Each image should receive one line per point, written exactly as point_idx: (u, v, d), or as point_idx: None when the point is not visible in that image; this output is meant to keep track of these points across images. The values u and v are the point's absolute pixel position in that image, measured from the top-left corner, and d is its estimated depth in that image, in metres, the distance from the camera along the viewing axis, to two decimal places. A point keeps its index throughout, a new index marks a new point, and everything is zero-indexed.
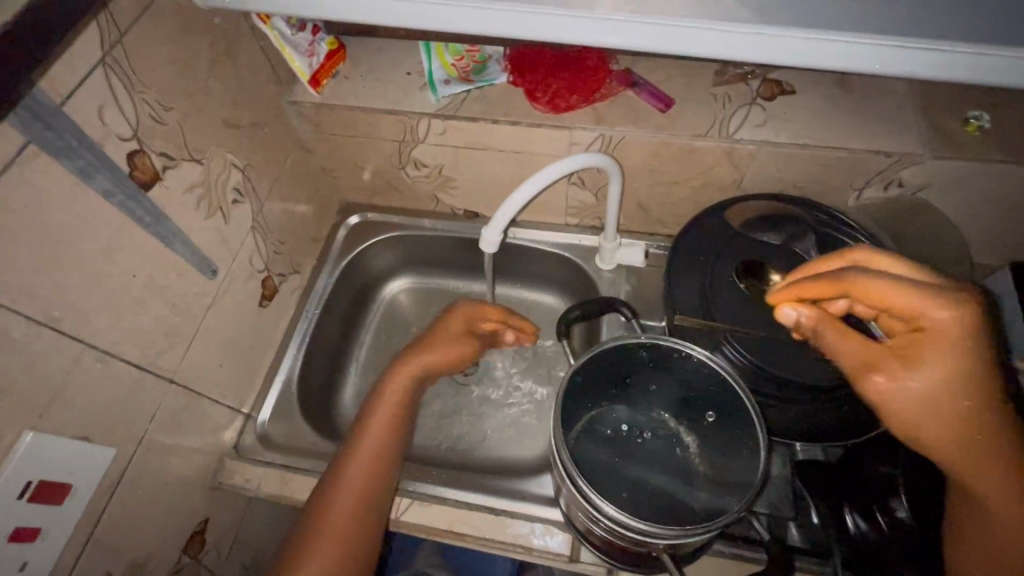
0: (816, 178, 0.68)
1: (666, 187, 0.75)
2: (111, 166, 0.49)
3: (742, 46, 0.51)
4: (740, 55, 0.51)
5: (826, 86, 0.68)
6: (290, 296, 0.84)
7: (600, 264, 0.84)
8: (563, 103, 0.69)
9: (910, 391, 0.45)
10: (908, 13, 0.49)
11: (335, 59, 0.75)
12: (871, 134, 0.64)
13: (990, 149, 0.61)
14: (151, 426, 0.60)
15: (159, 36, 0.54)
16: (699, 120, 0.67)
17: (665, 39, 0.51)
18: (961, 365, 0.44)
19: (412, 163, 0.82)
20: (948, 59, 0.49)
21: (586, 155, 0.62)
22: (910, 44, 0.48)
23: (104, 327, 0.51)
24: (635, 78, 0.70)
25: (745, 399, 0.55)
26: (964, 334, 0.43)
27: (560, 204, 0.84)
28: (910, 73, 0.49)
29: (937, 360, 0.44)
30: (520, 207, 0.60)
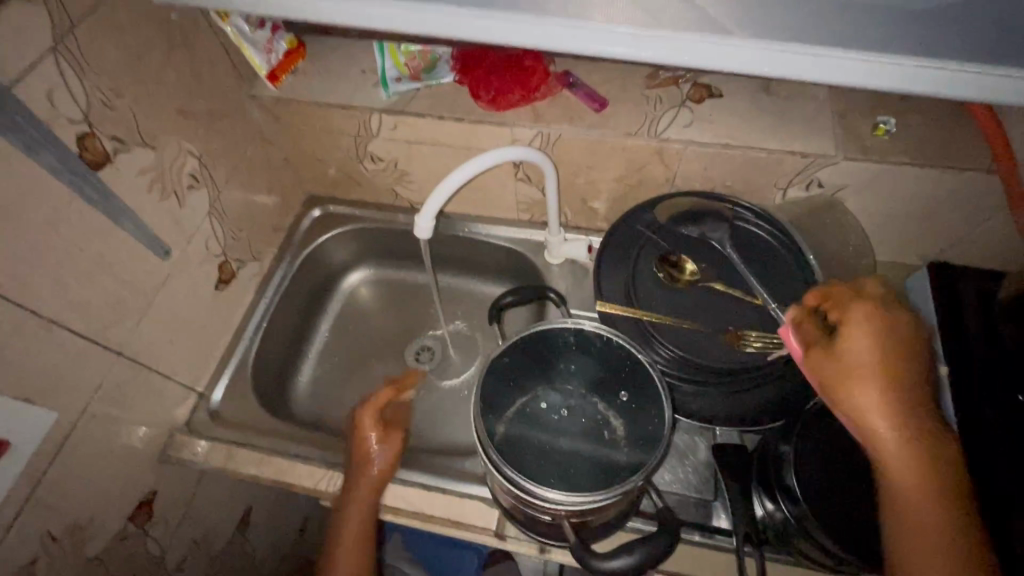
0: (742, 177, 0.72)
1: (605, 184, 0.79)
2: (59, 145, 0.53)
3: (659, 49, 0.55)
4: (660, 57, 0.56)
5: (752, 90, 0.72)
6: (250, 282, 0.88)
7: (547, 257, 0.88)
8: (504, 101, 0.73)
9: (872, 414, 0.44)
10: (798, 21, 0.52)
11: (293, 56, 0.79)
12: (788, 136, 0.68)
13: (896, 152, 0.65)
14: (97, 395, 0.63)
15: (113, 28, 0.58)
16: (630, 119, 0.71)
17: (590, 40, 0.56)
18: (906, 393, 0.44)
19: (369, 157, 0.86)
20: (827, 63, 0.54)
21: (517, 149, 0.65)
22: (790, 49, 0.54)
23: (48, 296, 0.55)
24: (573, 79, 0.74)
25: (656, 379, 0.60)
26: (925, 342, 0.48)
27: (510, 200, 0.88)
28: (793, 75, 0.55)
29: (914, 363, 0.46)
30: (451, 197, 0.63)
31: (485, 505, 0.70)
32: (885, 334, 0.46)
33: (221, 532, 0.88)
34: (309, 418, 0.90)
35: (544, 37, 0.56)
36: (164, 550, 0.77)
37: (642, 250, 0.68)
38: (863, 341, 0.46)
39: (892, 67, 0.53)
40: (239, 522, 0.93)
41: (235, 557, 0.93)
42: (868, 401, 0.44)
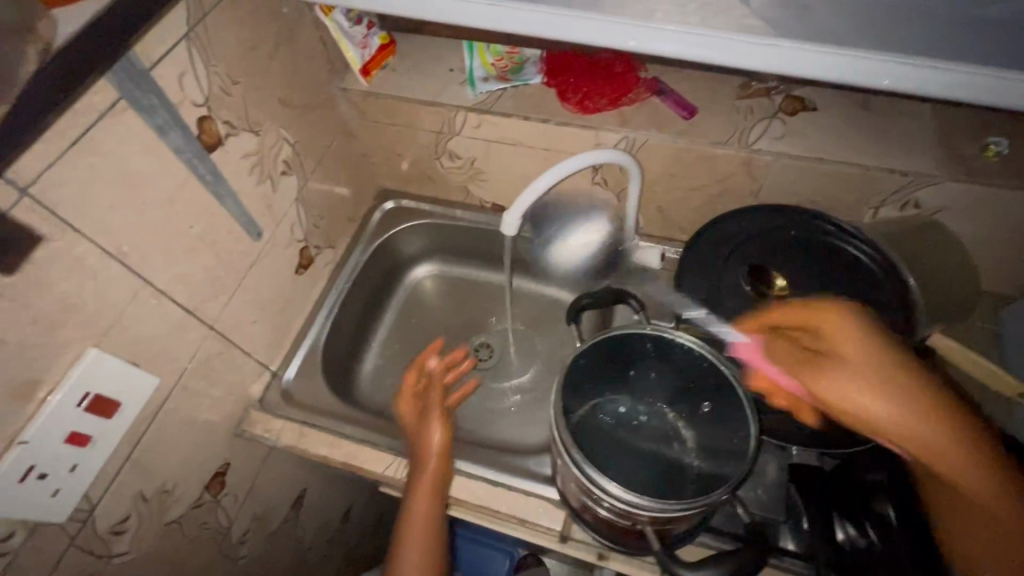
0: (832, 193, 0.70)
1: (684, 193, 0.79)
2: (183, 126, 0.56)
3: (784, 60, 0.51)
4: (782, 68, 0.51)
5: (848, 104, 0.70)
6: (324, 269, 0.91)
7: (616, 263, 0.87)
8: (591, 105, 0.74)
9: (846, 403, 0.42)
10: (921, 34, 0.49)
11: (385, 53, 0.82)
12: (887, 153, 0.66)
13: (1005, 176, 0.62)
14: (189, 366, 0.66)
15: (235, 18, 0.61)
16: (720, 129, 0.70)
17: (705, 47, 0.52)
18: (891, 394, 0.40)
19: (447, 154, 0.88)
20: (959, 78, 0.49)
21: (606, 152, 0.66)
22: (916, 62, 0.49)
23: (161, 267, 0.58)
24: (662, 86, 0.74)
25: (742, 391, 0.58)
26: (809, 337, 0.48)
27: (582, 204, 0.88)
28: (921, 89, 0.49)
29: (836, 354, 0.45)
30: (540, 195, 0.64)
31: (551, 505, 0.70)
32: (840, 324, 0.44)
33: (279, 509, 0.91)
34: (371, 405, 0.92)
35: (654, 42, 0.53)
36: (231, 521, 0.79)
37: (725, 261, 0.66)
38: (835, 330, 0.44)
39: None
40: (294, 502, 0.96)
41: (289, 536, 0.96)
42: (819, 376, 0.43)
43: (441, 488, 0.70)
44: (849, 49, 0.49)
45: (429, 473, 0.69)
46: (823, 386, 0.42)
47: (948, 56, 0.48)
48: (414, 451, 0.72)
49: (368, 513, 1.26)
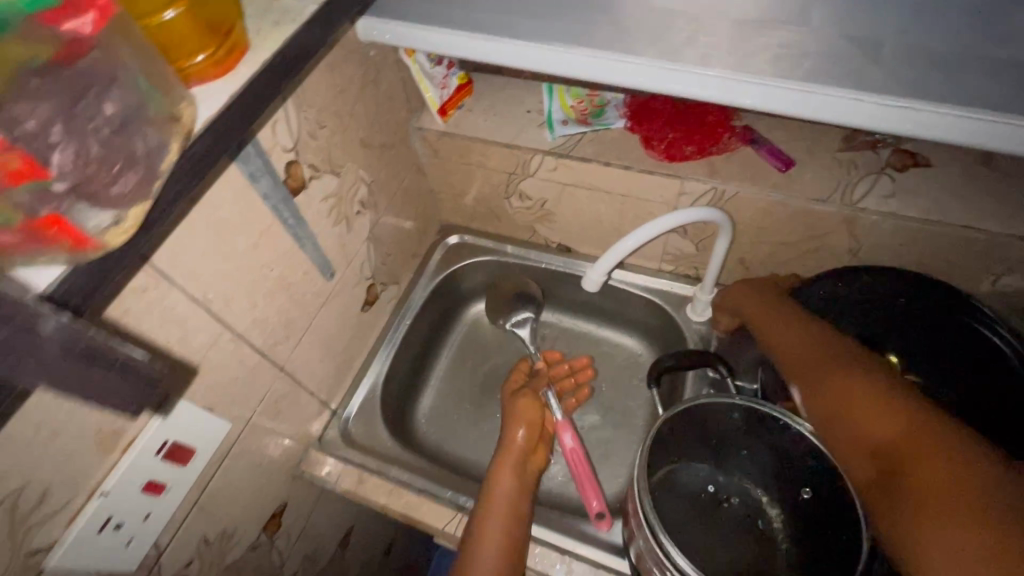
0: (945, 258, 0.64)
1: (773, 247, 0.73)
2: (272, 172, 0.56)
3: (920, 125, 0.46)
4: (915, 133, 0.46)
5: (967, 162, 0.64)
6: (387, 304, 0.89)
7: (690, 314, 0.83)
8: (678, 153, 0.70)
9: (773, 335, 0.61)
10: None
11: (462, 93, 0.81)
12: (1016, 217, 0.59)
13: None
14: (258, 408, 0.65)
15: (326, 62, 0.61)
16: (821, 184, 0.65)
17: (823, 108, 0.48)
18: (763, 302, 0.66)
19: (518, 194, 0.86)
20: None
21: (703, 211, 0.63)
22: None
23: (241, 311, 0.57)
24: (755, 135, 0.69)
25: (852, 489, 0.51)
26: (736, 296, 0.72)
27: (656, 251, 0.83)
28: None
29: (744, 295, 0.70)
30: (626, 253, 0.62)
31: None
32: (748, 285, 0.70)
33: (327, 548, 0.89)
34: (425, 448, 0.90)
35: (770, 101, 0.49)
36: (284, 562, 0.77)
37: None
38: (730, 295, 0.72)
39: None
40: (342, 540, 0.93)
41: None
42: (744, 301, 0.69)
43: (512, 513, 0.64)
44: (996, 115, 0.44)
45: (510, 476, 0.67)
46: (780, 336, 0.59)
47: None
48: (495, 454, 0.70)
49: (412, 547, 1.22)
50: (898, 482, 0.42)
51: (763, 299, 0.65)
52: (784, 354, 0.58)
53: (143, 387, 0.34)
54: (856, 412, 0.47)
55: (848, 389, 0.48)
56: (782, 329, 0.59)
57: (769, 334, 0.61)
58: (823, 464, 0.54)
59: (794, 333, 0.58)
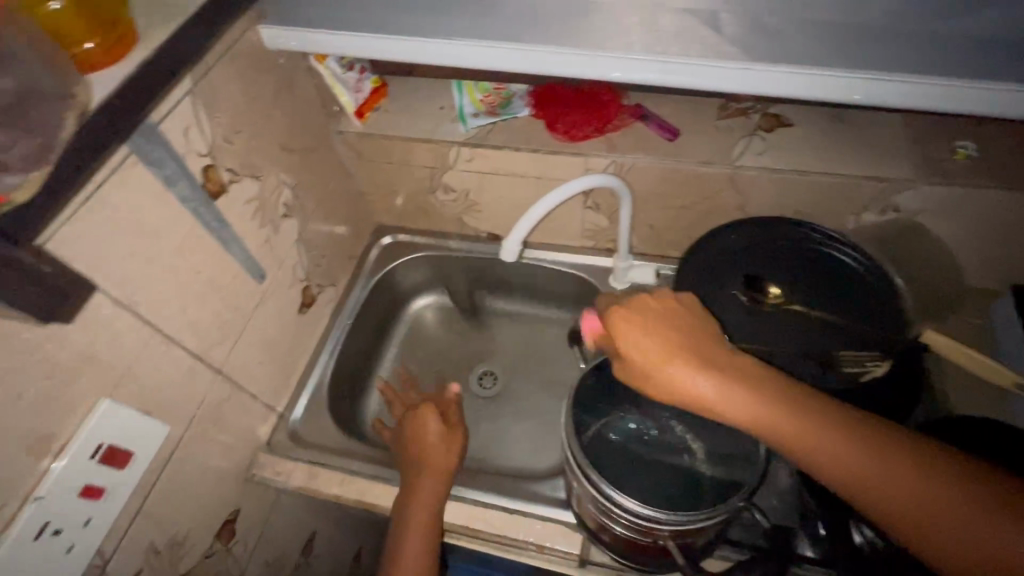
0: (815, 203, 0.74)
1: (674, 211, 0.81)
2: (189, 176, 0.58)
3: (767, 82, 0.55)
4: (767, 91, 0.55)
5: (822, 118, 0.73)
6: (325, 307, 0.91)
7: (614, 283, 0.89)
8: (580, 133, 0.77)
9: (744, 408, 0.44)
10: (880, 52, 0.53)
11: (377, 96, 0.85)
12: (863, 162, 0.69)
13: (980, 176, 0.65)
14: (198, 412, 0.65)
15: (234, 69, 0.63)
16: (705, 148, 0.74)
17: (689, 76, 0.56)
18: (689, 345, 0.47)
19: (442, 187, 0.90)
20: (928, 90, 0.52)
21: (602, 177, 0.71)
22: (884, 76, 0.53)
23: (171, 314, 0.59)
24: (645, 112, 0.77)
25: None
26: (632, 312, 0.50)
27: (575, 228, 0.90)
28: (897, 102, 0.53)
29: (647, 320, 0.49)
30: (537, 219, 0.69)
31: (567, 528, 0.70)
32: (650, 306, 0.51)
33: (290, 555, 0.89)
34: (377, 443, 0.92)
35: (644, 74, 0.56)
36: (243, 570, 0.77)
37: (722, 274, 0.68)
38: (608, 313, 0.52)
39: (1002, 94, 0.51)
40: (305, 547, 0.93)
41: None
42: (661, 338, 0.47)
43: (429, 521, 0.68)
44: (821, 69, 0.54)
45: (417, 528, 0.67)
46: (717, 400, 0.44)
47: (913, 68, 0.52)
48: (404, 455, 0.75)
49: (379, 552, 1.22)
50: (944, 532, 0.38)
51: (664, 355, 0.46)
52: (739, 422, 0.44)
53: (45, 293, 0.44)
54: (862, 467, 0.41)
55: (850, 446, 0.41)
56: (715, 396, 0.45)
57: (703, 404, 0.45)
58: None
59: (741, 395, 0.44)
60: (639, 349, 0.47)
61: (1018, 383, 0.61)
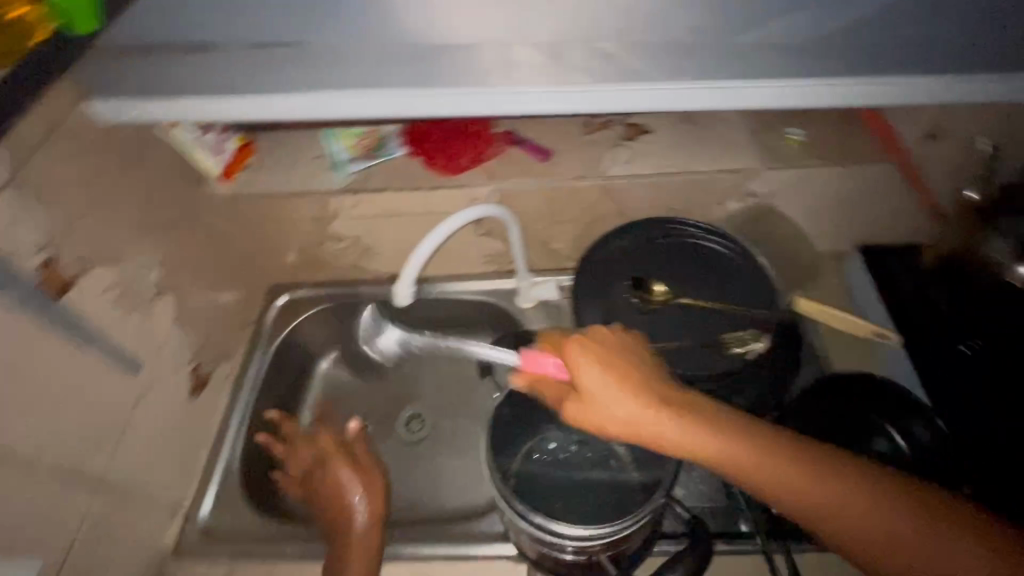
0: (684, 200, 0.79)
1: (562, 226, 0.84)
2: (23, 277, 0.52)
3: (603, 100, 0.61)
4: (605, 107, 0.62)
5: (676, 122, 0.80)
6: (223, 383, 0.85)
7: (521, 303, 0.90)
8: (457, 165, 0.79)
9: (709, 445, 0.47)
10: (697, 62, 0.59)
11: (244, 154, 0.81)
12: (715, 157, 0.76)
13: (811, 157, 0.74)
14: (78, 536, 0.58)
15: (63, 153, 0.58)
16: (577, 164, 0.77)
17: (537, 100, 0.61)
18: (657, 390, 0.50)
19: (331, 238, 0.88)
20: (734, 92, 0.61)
21: (486, 207, 0.73)
22: (700, 83, 0.60)
23: (22, 435, 0.52)
24: (516, 136, 0.80)
25: None
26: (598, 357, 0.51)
27: (474, 255, 0.90)
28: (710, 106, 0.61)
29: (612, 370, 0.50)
30: (427, 254, 0.71)
31: (509, 562, 0.68)
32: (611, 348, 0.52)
33: None
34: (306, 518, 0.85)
35: (494, 105, 0.61)
36: None
37: (613, 281, 0.71)
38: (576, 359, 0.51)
39: (791, 88, 0.61)
40: None
41: None
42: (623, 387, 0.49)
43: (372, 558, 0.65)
44: (647, 83, 0.60)
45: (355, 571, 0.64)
46: (719, 448, 0.47)
47: (722, 74, 0.60)
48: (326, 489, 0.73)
49: None
50: (910, 542, 0.45)
51: (658, 409, 0.48)
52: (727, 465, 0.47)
53: None
54: (841, 495, 0.46)
55: (830, 476, 0.47)
56: (713, 442, 0.47)
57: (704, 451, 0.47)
58: None
59: (735, 441, 0.47)
60: (632, 405, 0.48)
61: (879, 332, 0.69)
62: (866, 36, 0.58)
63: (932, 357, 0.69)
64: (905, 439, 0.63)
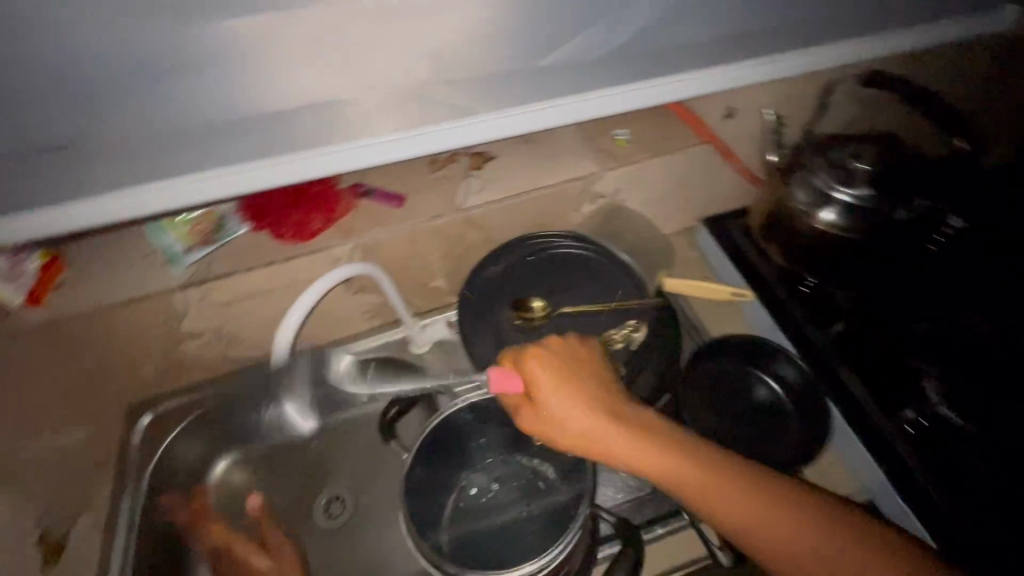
0: (543, 214, 0.82)
1: (435, 265, 0.83)
2: None
3: (430, 142, 0.69)
4: (434, 147, 0.69)
5: (517, 143, 0.83)
6: (87, 538, 0.71)
7: (416, 349, 0.88)
8: (309, 230, 0.75)
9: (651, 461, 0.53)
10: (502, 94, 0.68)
11: (54, 271, 0.70)
12: (559, 169, 0.80)
13: (640, 152, 0.80)
14: None
15: None
16: (432, 203, 0.77)
17: (371, 154, 0.68)
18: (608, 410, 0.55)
19: (186, 337, 0.78)
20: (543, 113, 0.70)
21: (349, 267, 0.71)
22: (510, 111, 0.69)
23: None
24: (365, 188, 0.78)
25: None
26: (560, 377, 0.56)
27: (353, 314, 0.86)
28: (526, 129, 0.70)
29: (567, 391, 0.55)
30: (298, 318, 0.68)
31: None
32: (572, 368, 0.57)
33: None
34: None
35: (332, 163, 0.67)
36: None
37: (494, 309, 0.73)
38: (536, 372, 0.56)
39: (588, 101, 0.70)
40: None
41: None
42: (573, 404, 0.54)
43: None
44: (466, 120, 0.68)
45: None
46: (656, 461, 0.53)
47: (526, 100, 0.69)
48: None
49: None
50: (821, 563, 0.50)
51: (605, 421, 0.54)
52: (660, 475, 0.53)
53: None
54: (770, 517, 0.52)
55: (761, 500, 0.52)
56: (651, 457, 0.53)
57: (644, 463, 0.53)
58: None
59: (676, 458, 0.53)
60: (583, 419, 0.54)
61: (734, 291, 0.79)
62: (639, 45, 0.68)
63: (774, 294, 0.80)
64: (779, 381, 0.73)
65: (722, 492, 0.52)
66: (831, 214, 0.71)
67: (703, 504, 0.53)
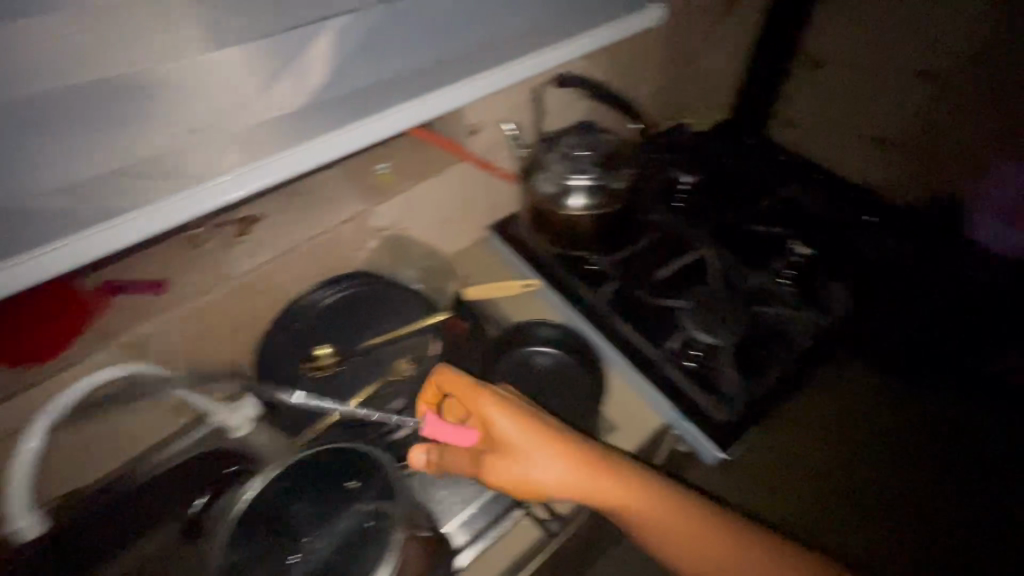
0: (327, 259, 0.82)
1: (221, 342, 0.78)
2: None
3: (194, 200, 0.61)
4: (201, 208, 0.62)
5: (281, 198, 0.82)
6: None
7: (223, 432, 0.74)
8: (47, 348, 0.65)
9: (605, 488, 0.63)
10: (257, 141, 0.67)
11: None
12: (327, 212, 0.81)
13: (405, 179, 0.85)
14: None
15: None
16: (198, 279, 0.73)
17: (121, 234, 0.58)
18: (576, 451, 0.63)
19: None
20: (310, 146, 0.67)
21: (107, 373, 0.65)
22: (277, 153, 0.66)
23: None
24: (115, 285, 0.71)
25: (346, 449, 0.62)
26: (526, 420, 0.63)
27: (136, 424, 0.75)
28: (301, 167, 0.66)
29: (530, 432, 0.62)
30: (38, 434, 0.62)
31: None
32: (539, 418, 0.64)
33: None
34: None
35: (75, 256, 0.56)
36: None
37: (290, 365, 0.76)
38: (496, 415, 0.63)
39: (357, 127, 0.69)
40: None
41: None
42: (532, 444, 0.62)
43: None
44: (226, 173, 0.63)
45: None
46: (608, 486, 0.62)
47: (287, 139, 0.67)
48: None
49: None
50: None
51: (563, 455, 0.62)
52: (612, 502, 0.63)
53: None
54: (705, 543, 0.63)
55: (700, 529, 0.64)
56: (596, 487, 0.62)
57: (594, 495, 0.63)
58: (337, 457, 0.62)
59: (623, 489, 0.63)
60: (545, 456, 0.62)
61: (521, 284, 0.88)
62: (374, 77, 0.74)
63: (552, 272, 0.90)
64: (549, 350, 0.80)
65: (661, 522, 0.63)
66: (571, 201, 0.82)
67: (640, 524, 0.63)
